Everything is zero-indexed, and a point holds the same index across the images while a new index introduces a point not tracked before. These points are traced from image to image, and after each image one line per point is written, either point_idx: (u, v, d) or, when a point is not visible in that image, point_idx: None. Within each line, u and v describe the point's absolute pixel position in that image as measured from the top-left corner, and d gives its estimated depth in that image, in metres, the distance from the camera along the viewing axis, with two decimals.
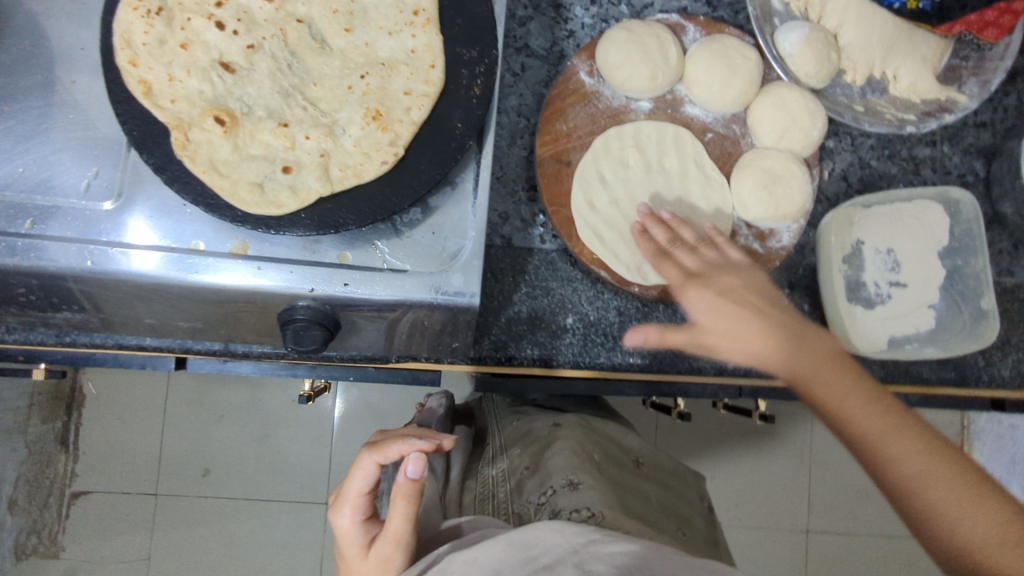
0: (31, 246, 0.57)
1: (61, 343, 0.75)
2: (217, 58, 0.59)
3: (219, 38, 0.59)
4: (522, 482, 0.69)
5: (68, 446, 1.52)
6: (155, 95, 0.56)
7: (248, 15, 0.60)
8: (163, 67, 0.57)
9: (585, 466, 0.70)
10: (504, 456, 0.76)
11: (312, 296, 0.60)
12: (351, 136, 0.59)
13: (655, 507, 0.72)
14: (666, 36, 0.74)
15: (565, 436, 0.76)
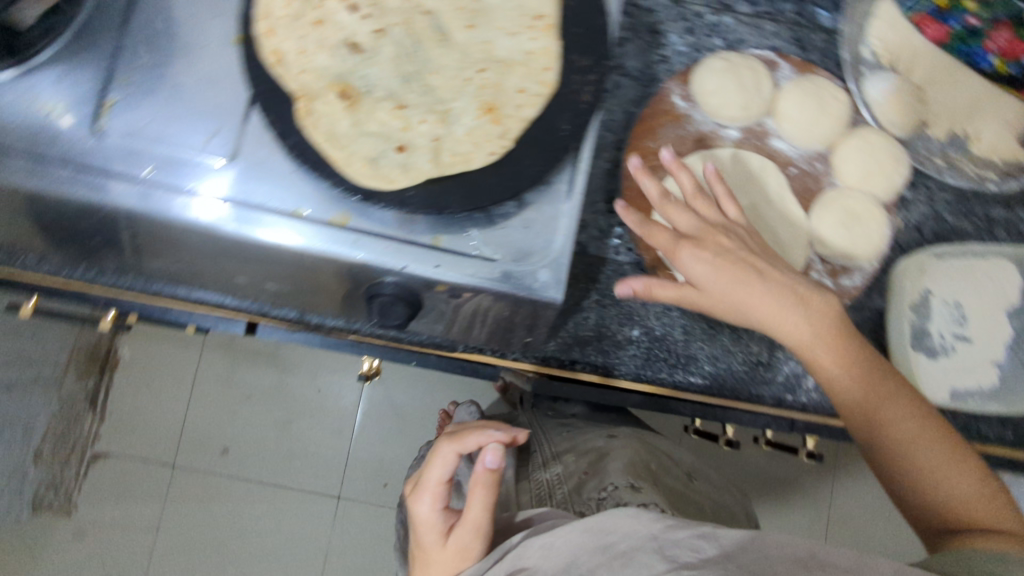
0: (147, 192, 0.61)
1: (145, 292, 0.78)
2: (346, 38, 0.62)
3: (351, 20, 0.63)
4: (570, 471, 0.83)
5: (97, 406, 1.55)
6: (285, 65, 0.60)
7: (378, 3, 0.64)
8: (297, 40, 0.61)
9: (637, 470, 0.81)
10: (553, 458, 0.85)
11: (400, 272, 0.63)
12: (462, 125, 0.62)
13: (700, 505, 0.86)
14: (762, 71, 0.77)
15: (620, 446, 0.87)
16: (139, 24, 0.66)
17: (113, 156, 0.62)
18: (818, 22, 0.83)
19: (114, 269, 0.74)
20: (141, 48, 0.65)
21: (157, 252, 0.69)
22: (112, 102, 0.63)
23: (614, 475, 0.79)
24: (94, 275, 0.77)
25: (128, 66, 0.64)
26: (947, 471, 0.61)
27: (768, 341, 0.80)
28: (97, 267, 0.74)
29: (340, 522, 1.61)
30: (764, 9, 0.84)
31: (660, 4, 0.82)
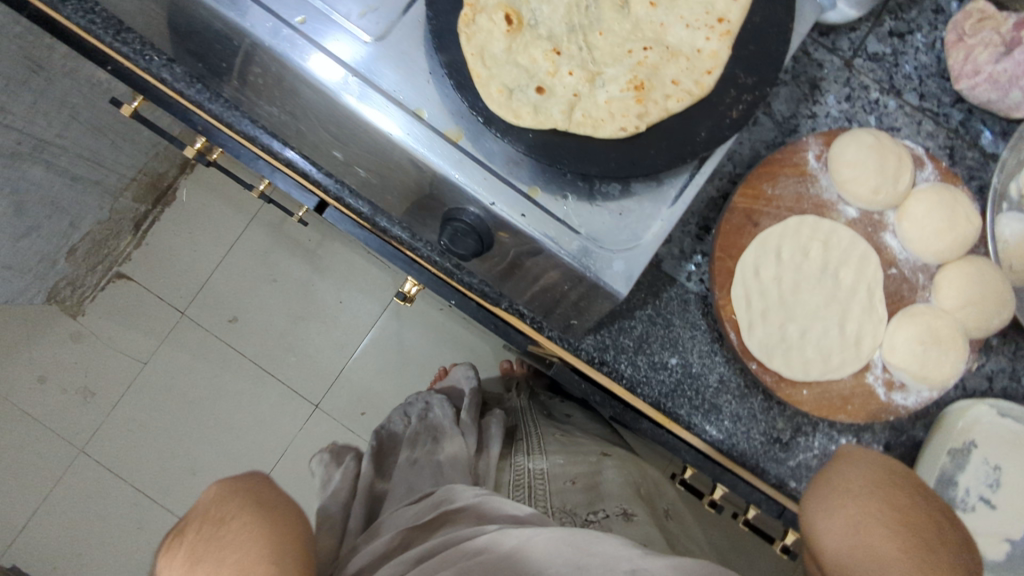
0: (290, 39, 0.62)
1: (243, 133, 0.79)
2: None
3: None
4: (560, 471, 0.90)
5: (138, 231, 1.60)
6: None
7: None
8: None
9: (627, 499, 0.89)
10: (541, 454, 0.93)
11: (486, 208, 0.62)
12: (605, 92, 0.62)
13: (670, 518, 1.00)
14: (906, 162, 0.74)
15: (611, 467, 0.95)
16: None
17: None
18: (979, 141, 0.81)
19: (227, 100, 0.78)
20: None
21: (272, 97, 0.70)
22: None
23: (607, 501, 0.86)
24: (205, 99, 0.78)
25: None
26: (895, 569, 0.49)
27: (795, 423, 0.78)
28: (213, 91, 0.77)
29: (308, 429, 1.62)
30: (929, 107, 0.81)
31: (830, 62, 0.81)
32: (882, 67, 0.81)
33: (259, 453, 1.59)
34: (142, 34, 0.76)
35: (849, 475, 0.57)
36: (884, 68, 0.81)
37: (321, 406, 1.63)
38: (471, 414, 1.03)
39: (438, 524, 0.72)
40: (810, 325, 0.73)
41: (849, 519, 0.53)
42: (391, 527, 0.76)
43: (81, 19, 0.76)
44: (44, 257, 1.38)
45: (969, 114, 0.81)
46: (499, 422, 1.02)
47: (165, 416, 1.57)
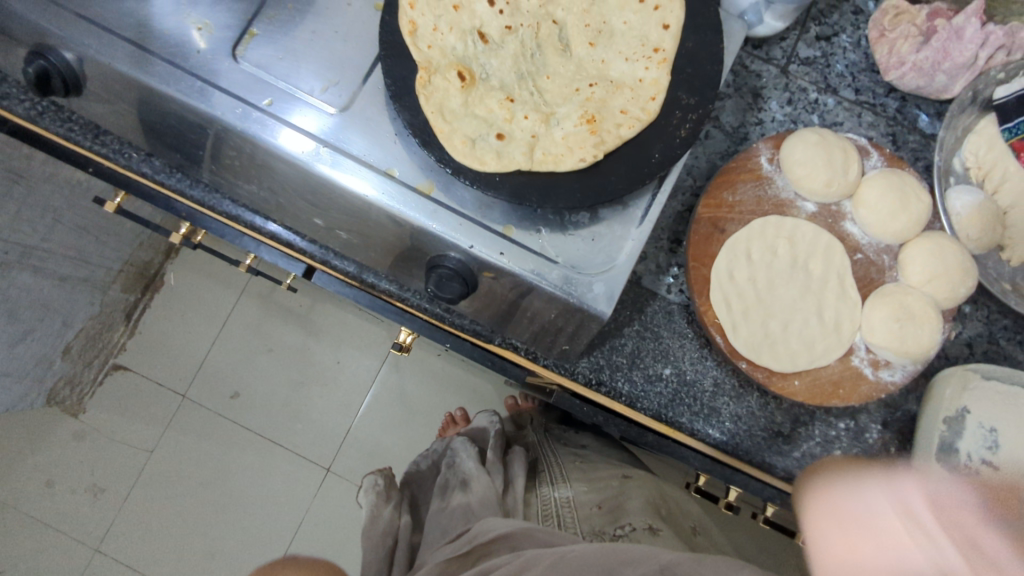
0: (262, 121, 0.66)
1: (225, 214, 0.82)
2: (477, 26, 0.67)
3: (485, 10, 0.67)
4: (584, 497, 0.95)
5: (130, 321, 1.62)
6: (417, 36, 0.64)
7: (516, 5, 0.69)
8: (432, 17, 0.65)
9: (652, 515, 0.91)
10: (564, 482, 0.99)
11: (467, 252, 0.66)
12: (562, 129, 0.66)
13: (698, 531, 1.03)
14: (851, 153, 0.78)
15: (634, 489, 0.95)
16: None
17: (241, 83, 0.67)
18: (917, 124, 0.87)
19: (207, 185, 0.81)
20: None
21: (251, 177, 0.74)
22: (253, 34, 0.69)
23: (633, 516, 0.90)
24: (187, 187, 0.82)
25: (274, 7, 0.70)
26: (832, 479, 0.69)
27: (793, 414, 0.80)
28: (193, 178, 0.81)
29: (322, 494, 1.62)
30: (866, 100, 0.86)
31: (767, 71, 0.86)
32: (816, 69, 0.86)
33: (277, 525, 1.59)
34: (119, 134, 0.80)
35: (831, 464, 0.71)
36: (818, 70, 0.87)
37: (332, 469, 1.64)
38: (497, 453, 1.06)
39: (476, 557, 0.75)
40: (790, 318, 0.76)
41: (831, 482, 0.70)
42: (434, 558, 0.82)
43: (60, 128, 0.79)
44: (41, 361, 1.40)
45: (904, 101, 0.87)
46: (522, 454, 1.08)
47: (178, 503, 1.56)
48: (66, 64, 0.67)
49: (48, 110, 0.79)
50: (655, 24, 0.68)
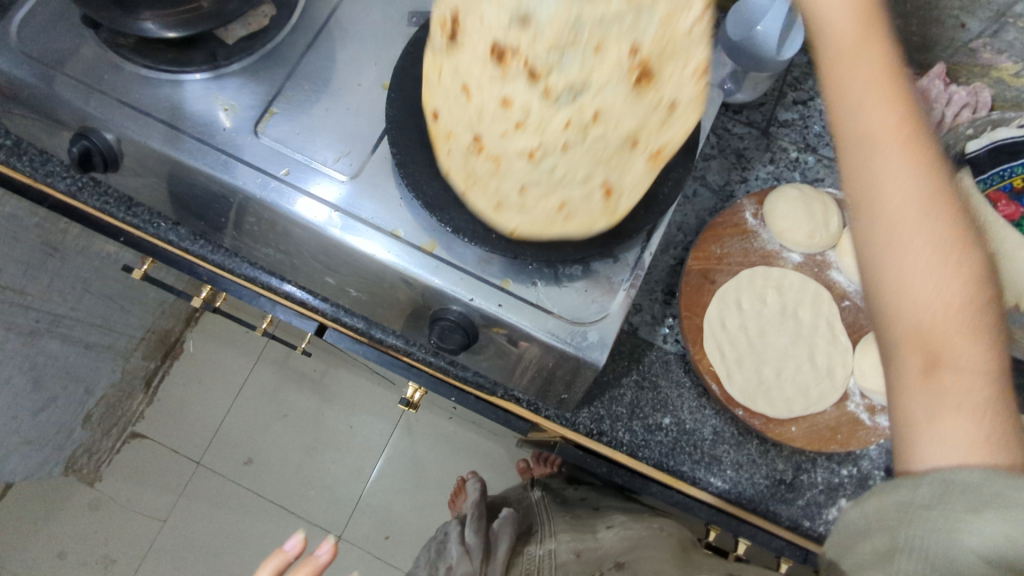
0: (280, 189, 0.73)
1: (245, 275, 0.87)
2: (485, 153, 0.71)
3: None
4: (565, 550, 0.93)
5: (150, 388, 1.67)
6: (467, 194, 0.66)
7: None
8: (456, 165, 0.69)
9: (635, 543, 0.90)
10: (549, 536, 0.98)
11: (468, 304, 0.70)
12: (582, 218, 0.63)
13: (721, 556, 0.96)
14: (831, 207, 0.83)
15: (620, 527, 0.96)
16: (313, 60, 0.80)
17: (261, 155, 0.74)
18: None
19: (226, 251, 0.86)
20: (306, 78, 0.79)
21: (268, 242, 0.79)
22: (273, 112, 0.77)
23: (606, 560, 0.89)
24: (209, 252, 0.87)
25: (292, 88, 0.78)
26: (922, 284, 0.45)
27: (795, 461, 0.80)
28: (215, 243, 0.86)
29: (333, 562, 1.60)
30: None
31: (749, 134, 0.92)
32: (795, 130, 0.92)
33: None
34: (149, 206, 0.87)
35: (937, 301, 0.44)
36: (797, 131, 0.92)
37: (343, 537, 1.62)
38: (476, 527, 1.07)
39: None
40: (783, 364, 0.78)
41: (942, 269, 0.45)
42: None
43: (97, 202, 0.87)
44: (63, 428, 1.45)
45: None
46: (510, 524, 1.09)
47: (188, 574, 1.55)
48: (106, 143, 0.75)
49: (87, 186, 0.87)
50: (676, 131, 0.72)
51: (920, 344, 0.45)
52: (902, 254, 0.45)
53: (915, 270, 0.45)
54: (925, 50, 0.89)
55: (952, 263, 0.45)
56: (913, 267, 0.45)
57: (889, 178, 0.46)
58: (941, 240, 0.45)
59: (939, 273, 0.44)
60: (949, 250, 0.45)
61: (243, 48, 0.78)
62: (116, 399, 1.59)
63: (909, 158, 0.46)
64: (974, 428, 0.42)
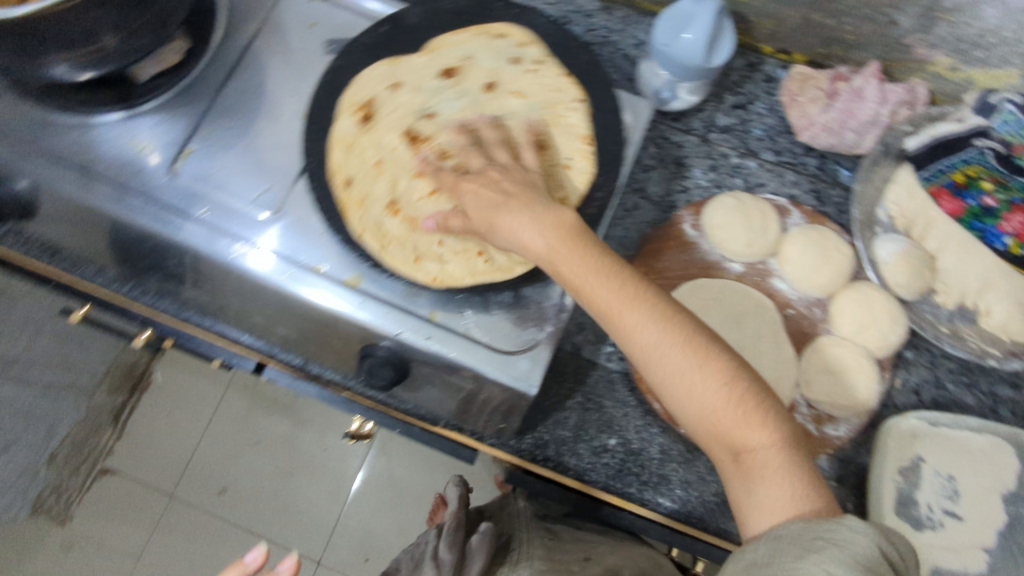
0: (197, 232, 0.71)
1: (177, 318, 0.83)
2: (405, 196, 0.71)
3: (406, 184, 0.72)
4: None
5: (118, 424, 1.62)
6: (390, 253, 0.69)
7: (440, 175, 0.72)
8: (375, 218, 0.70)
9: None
10: (525, 554, 0.83)
11: (395, 338, 0.68)
12: (501, 264, 0.70)
13: None
14: (770, 213, 0.82)
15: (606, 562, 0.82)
16: (229, 91, 0.77)
17: (176, 196, 0.72)
18: (838, 178, 0.89)
19: (155, 291, 0.81)
20: (222, 111, 0.76)
21: (192, 284, 0.77)
22: (190, 150, 0.74)
23: None
24: (137, 294, 0.83)
25: (207, 122, 0.75)
26: (689, 387, 0.56)
27: None
28: (142, 286, 0.81)
29: None
30: (787, 160, 0.90)
31: (689, 141, 0.90)
32: (735, 136, 0.91)
33: None
34: (72, 252, 0.81)
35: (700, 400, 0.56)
36: (737, 136, 0.91)
37: (323, 561, 1.61)
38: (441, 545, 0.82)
39: None
40: None
41: (689, 370, 0.56)
42: None
43: (18, 249, 0.81)
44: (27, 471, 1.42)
45: (824, 159, 0.90)
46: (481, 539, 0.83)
47: None
48: (18, 193, 0.73)
49: (9, 234, 0.81)
50: (580, 144, 0.71)
51: (724, 444, 0.56)
52: (682, 379, 0.56)
53: (684, 374, 0.56)
54: (859, 47, 0.87)
55: (705, 368, 0.56)
56: (689, 378, 0.56)
57: (591, 293, 0.57)
58: (699, 359, 0.56)
59: (701, 376, 0.56)
60: (696, 355, 0.56)
61: (157, 85, 0.75)
62: (83, 435, 1.57)
63: (608, 278, 0.57)
64: (792, 493, 0.54)
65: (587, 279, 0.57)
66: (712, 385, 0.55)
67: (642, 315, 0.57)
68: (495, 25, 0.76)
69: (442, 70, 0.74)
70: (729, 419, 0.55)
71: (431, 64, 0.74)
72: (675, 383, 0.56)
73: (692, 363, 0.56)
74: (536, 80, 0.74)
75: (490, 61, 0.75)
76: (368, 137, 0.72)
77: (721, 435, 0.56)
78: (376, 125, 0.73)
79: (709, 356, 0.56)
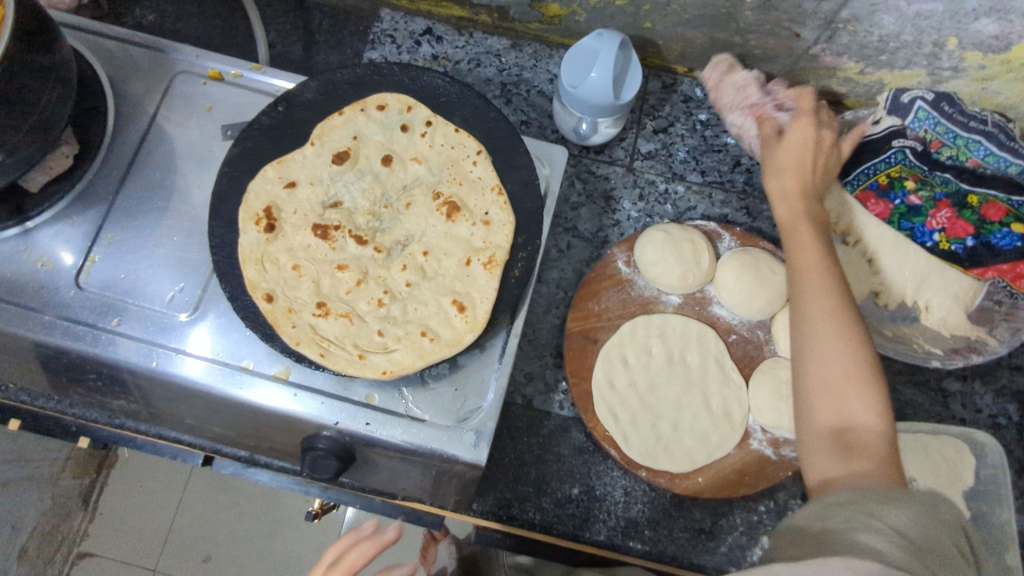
0: (112, 341, 0.68)
1: (110, 425, 0.80)
2: (333, 293, 0.67)
3: (327, 280, 0.67)
4: None
5: (87, 506, 1.50)
6: (330, 355, 0.63)
7: (361, 264, 0.68)
8: (307, 323, 0.64)
9: None
10: None
11: (336, 428, 0.66)
12: (447, 337, 0.64)
13: None
14: (700, 242, 0.80)
15: None
16: (130, 192, 0.74)
17: (86, 308, 0.69)
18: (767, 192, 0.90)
19: (81, 402, 0.79)
20: (126, 213, 0.74)
21: (118, 392, 0.74)
22: (94, 258, 0.72)
23: None
24: (66, 406, 0.80)
25: (109, 227, 0.73)
26: (837, 382, 0.59)
27: (711, 507, 0.78)
28: (68, 398, 0.79)
29: None
30: (714, 179, 0.90)
31: (615, 173, 0.90)
32: (659, 161, 0.90)
33: None
34: None
35: (832, 375, 0.60)
36: (661, 162, 0.90)
37: None
38: None
39: None
40: (680, 416, 0.76)
41: (839, 361, 0.60)
42: None
43: None
44: None
45: (750, 173, 0.90)
46: None
47: None
48: None
49: None
50: (492, 196, 0.68)
51: (834, 407, 0.59)
52: (859, 390, 0.59)
53: (821, 354, 0.61)
54: (769, 61, 0.87)
55: (862, 371, 0.59)
56: (830, 362, 0.60)
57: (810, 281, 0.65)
58: (859, 355, 0.60)
59: (852, 366, 0.59)
60: (847, 338, 0.61)
61: (52, 192, 0.72)
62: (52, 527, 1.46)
63: (822, 265, 0.66)
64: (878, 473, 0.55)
65: (819, 277, 0.65)
66: (853, 376, 0.59)
67: (822, 287, 0.64)
68: (371, 96, 0.71)
69: (333, 157, 0.70)
70: (845, 398, 0.59)
71: (320, 151, 0.70)
72: (825, 359, 0.61)
73: (864, 373, 0.59)
74: (432, 143, 0.71)
75: (380, 134, 0.71)
76: (278, 244, 0.67)
77: (837, 425, 0.59)
78: (283, 229, 0.68)
79: (857, 344, 0.61)
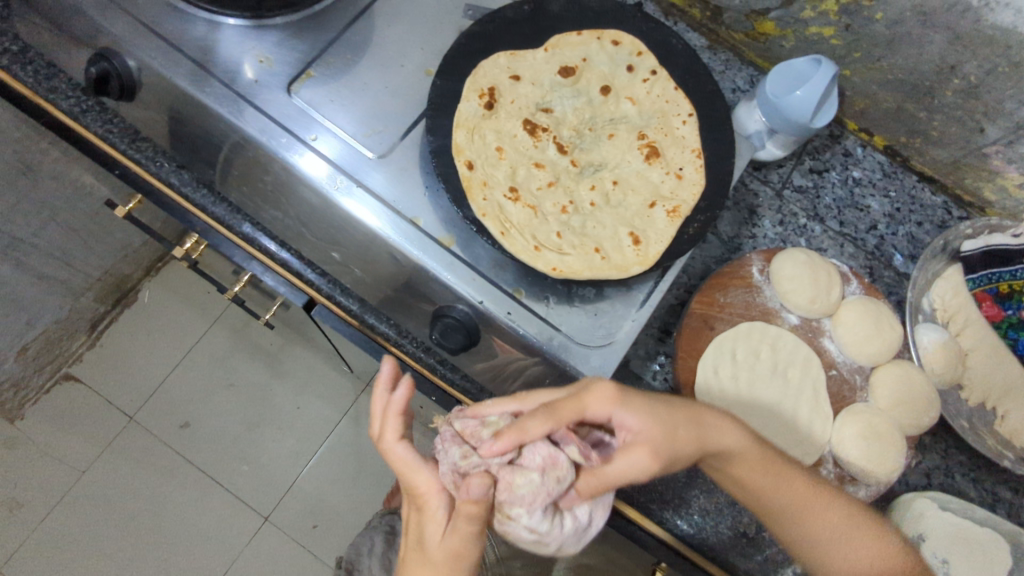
0: (302, 152, 0.70)
1: (241, 236, 0.79)
2: (524, 185, 0.71)
3: (523, 172, 0.71)
4: None
5: (93, 331, 1.48)
6: (510, 235, 0.66)
7: (556, 170, 0.73)
8: (496, 199, 0.68)
9: None
10: None
11: (477, 306, 0.69)
12: (617, 260, 0.68)
13: None
14: (835, 277, 0.85)
15: None
16: (358, 29, 0.77)
17: (287, 113, 0.72)
18: (892, 262, 0.95)
19: (229, 205, 0.79)
20: (345, 46, 0.76)
21: (280, 203, 0.76)
22: (310, 75, 0.74)
23: None
24: (209, 204, 0.79)
25: (329, 53, 0.75)
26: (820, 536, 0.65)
27: (759, 517, 0.81)
28: (216, 192, 0.80)
29: (253, 548, 1.41)
30: (849, 233, 0.95)
31: (764, 192, 0.95)
32: (807, 197, 0.95)
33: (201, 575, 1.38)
34: (158, 143, 0.80)
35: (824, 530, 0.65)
36: (809, 199, 0.95)
37: (270, 518, 1.44)
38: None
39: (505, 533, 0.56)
40: (767, 421, 0.80)
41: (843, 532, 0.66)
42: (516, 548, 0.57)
43: (99, 128, 0.78)
44: None
45: (882, 240, 0.95)
46: None
47: (103, 543, 1.36)
48: (128, 70, 0.71)
49: (93, 110, 0.79)
50: (690, 156, 0.73)
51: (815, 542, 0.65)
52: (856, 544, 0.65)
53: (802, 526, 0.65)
54: (940, 145, 0.92)
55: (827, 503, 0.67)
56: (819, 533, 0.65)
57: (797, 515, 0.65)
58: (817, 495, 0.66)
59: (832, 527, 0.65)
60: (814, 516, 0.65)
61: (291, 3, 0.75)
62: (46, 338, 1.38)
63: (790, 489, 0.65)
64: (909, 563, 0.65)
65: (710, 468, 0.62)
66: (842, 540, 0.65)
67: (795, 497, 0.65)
68: (610, 30, 0.76)
69: (560, 68, 0.74)
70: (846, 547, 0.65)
71: (551, 59, 0.74)
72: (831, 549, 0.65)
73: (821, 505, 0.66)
74: (650, 91, 0.76)
75: (606, 66, 0.76)
76: (491, 123, 0.71)
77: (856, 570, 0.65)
78: (497, 112, 0.72)
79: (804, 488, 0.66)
